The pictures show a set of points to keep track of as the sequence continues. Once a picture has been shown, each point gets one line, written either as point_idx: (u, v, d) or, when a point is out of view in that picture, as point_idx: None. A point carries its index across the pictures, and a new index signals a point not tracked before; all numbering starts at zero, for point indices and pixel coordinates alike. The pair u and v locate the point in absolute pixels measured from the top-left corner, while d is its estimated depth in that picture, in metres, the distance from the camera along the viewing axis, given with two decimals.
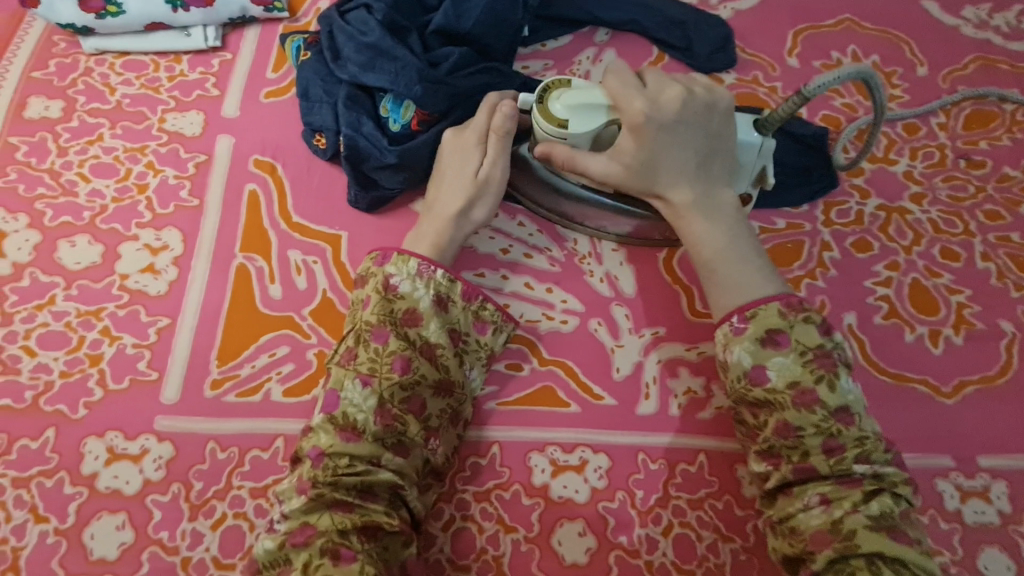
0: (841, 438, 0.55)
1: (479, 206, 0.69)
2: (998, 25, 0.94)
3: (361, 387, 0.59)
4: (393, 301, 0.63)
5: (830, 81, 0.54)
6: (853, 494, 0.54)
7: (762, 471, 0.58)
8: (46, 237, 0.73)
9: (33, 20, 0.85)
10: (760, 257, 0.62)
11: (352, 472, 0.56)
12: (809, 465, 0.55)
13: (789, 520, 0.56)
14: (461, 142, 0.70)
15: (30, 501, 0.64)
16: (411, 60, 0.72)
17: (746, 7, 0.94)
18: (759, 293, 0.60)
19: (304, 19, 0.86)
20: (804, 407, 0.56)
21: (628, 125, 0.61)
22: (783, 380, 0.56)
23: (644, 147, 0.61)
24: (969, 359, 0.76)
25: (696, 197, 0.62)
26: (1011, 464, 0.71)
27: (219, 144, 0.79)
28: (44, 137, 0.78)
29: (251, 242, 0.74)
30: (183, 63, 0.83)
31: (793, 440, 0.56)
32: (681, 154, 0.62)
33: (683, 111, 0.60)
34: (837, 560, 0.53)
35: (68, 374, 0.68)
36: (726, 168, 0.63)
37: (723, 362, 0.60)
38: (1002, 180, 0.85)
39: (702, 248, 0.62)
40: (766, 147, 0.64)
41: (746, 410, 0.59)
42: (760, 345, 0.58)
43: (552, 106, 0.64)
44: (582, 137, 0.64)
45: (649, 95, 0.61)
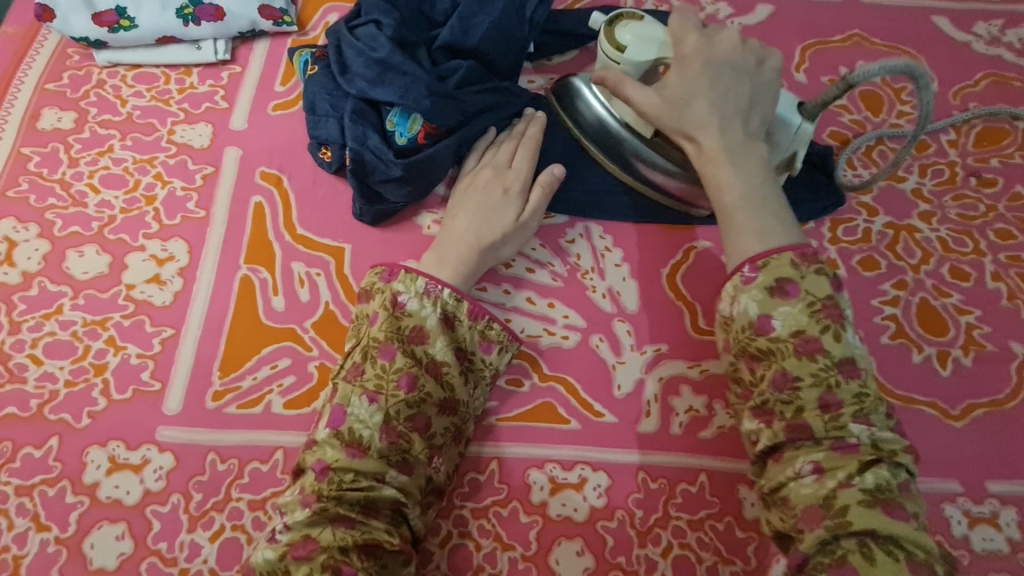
0: (837, 394, 0.54)
1: (508, 245, 0.72)
2: (1011, 41, 0.93)
3: (368, 403, 0.60)
4: (400, 318, 0.63)
5: (877, 71, 0.59)
6: (847, 464, 0.52)
7: (753, 431, 0.57)
8: (55, 247, 0.75)
9: (49, 33, 0.87)
10: (783, 210, 0.60)
11: (356, 487, 0.57)
12: (803, 423, 0.54)
13: (780, 490, 0.55)
14: (504, 184, 0.73)
15: (33, 510, 0.64)
16: (420, 75, 0.72)
17: (753, 23, 0.94)
18: (777, 242, 0.58)
19: (313, 33, 0.87)
20: (805, 355, 0.54)
21: (677, 57, 0.64)
22: (788, 329, 0.55)
23: (685, 80, 0.62)
24: (978, 381, 0.74)
25: (726, 142, 0.61)
26: (1020, 490, 0.70)
27: (226, 156, 0.80)
28: (56, 148, 0.80)
29: (255, 254, 0.75)
30: (193, 76, 0.84)
31: (788, 395, 0.55)
32: (723, 93, 0.62)
33: (732, 58, 0.63)
34: (829, 540, 0.50)
35: (73, 383, 0.69)
36: (763, 124, 0.63)
37: (728, 314, 0.58)
38: (1014, 199, 0.84)
39: (727, 191, 0.60)
40: (801, 133, 0.66)
41: (745, 365, 0.58)
42: (768, 294, 0.56)
43: (619, 31, 0.66)
44: (635, 68, 0.66)
45: (704, 39, 0.64)
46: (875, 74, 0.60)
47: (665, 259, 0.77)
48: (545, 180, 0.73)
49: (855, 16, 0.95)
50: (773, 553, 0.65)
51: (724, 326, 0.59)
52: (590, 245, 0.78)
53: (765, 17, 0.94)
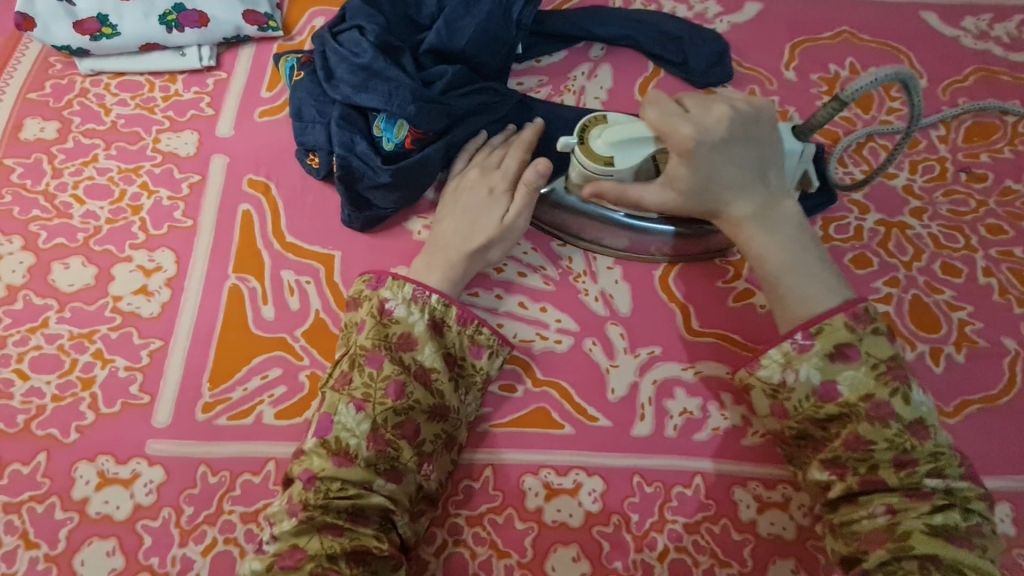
0: (914, 453, 0.52)
1: (495, 248, 0.71)
2: (999, 35, 0.93)
3: (355, 411, 0.59)
4: (388, 326, 0.63)
5: (867, 84, 0.57)
6: (920, 505, 0.51)
7: (825, 480, 0.55)
8: (40, 260, 0.74)
9: (30, 42, 0.85)
10: (825, 263, 0.59)
11: (344, 495, 0.56)
12: (878, 477, 0.53)
13: (849, 524, 0.54)
14: (489, 184, 0.72)
15: (22, 527, 0.63)
16: (405, 80, 0.71)
17: (741, 21, 0.93)
18: (824, 304, 0.57)
19: (299, 37, 0.86)
20: (878, 419, 0.53)
21: (675, 149, 0.59)
22: (855, 393, 0.54)
23: (698, 168, 0.59)
24: (971, 377, 0.74)
25: (756, 209, 0.60)
26: (1016, 486, 0.70)
27: (213, 163, 0.79)
28: (40, 158, 0.79)
29: (244, 263, 0.74)
30: (178, 83, 0.83)
31: (862, 453, 0.53)
32: (736, 171, 0.59)
33: (732, 131, 0.59)
34: (889, 561, 0.51)
35: (60, 398, 0.68)
36: (781, 180, 0.61)
37: (783, 382, 0.57)
38: (1004, 194, 0.84)
39: (766, 264, 0.59)
40: (807, 153, 0.64)
41: (814, 426, 0.56)
42: (828, 361, 0.55)
43: (595, 144, 0.62)
44: (626, 172, 0.62)
45: (696, 120, 0.59)
46: (865, 86, 0.59)
47: (658, 260, 0.77)
48: (526, 177, 0.70)
49: (843, 13, 0.95)
50: (770, 554, 0.65)
51: (774, 394, 0.58)
52: (581, 248, 0.77)
53: (753, 15, 0.94)
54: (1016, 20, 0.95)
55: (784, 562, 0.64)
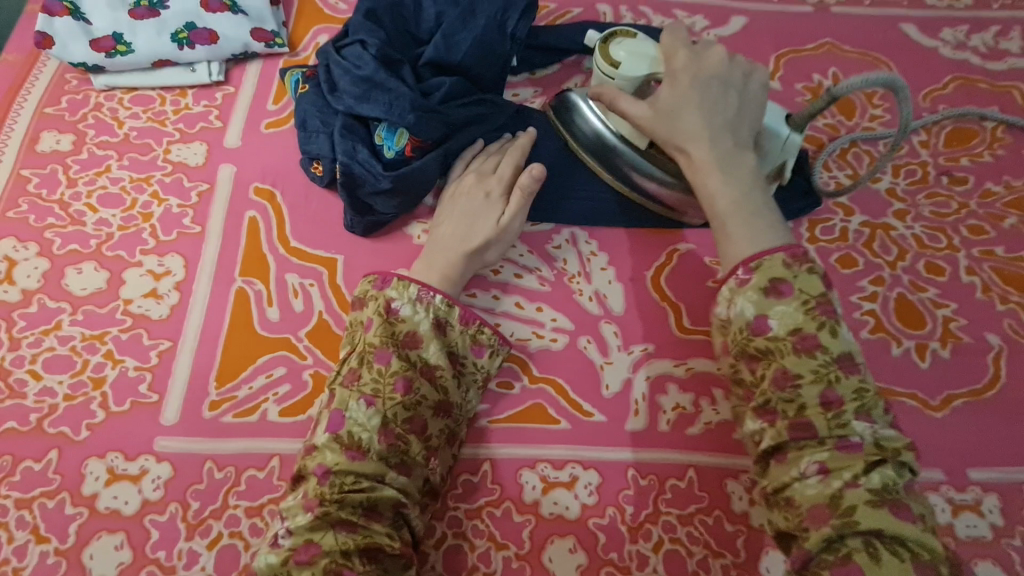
0: (838, 389, 0.53)
1: (491, 249, 0.74)
2: (976, 46, 0.97)
3: (366, 406, 0.61)
4: (394, 324, 0.65)
5: (859, 84, 0.61)
6: (854, 464, 0.51)
7: (757, 430, 0.56)
8: (54, 265, 0.76)
9: (48, 59, 0.89)
10: (775, 214, 0.60)
11: (358, 488, 0.57)
12: (807, 421, 0.53)
13: (784, 491, 0.54)
14: (486, 189, 0.75)
15: (32, 522, 0.65)
16: (404, 91, 0.75)
17: (728, 34, 0.97)
18: (769, 243, 0.58)
19: (304, 53, 0.90)
20: (804, 352, 0.54)
21: (667, 72, 0.64)
22: (785, 328, 0.55)
23: (676, 93, 0.63)
24: (957, 372, 0.76)
25: (718, 152, 0.61)
26: (1002, 477, 0.71)
27: (221, 173, 0.82)
28: (55, 169, 0.82)
29: (250, 267, 0.77)
30: (188, 97, 0.87)
31: (790, 393, 0.54)
32: (711, 107, 0.62)
33: (721, 69, 0.63)
34: (834, 538, 0.50)
35: (72, 397, 0.70)
36: (752, 136, 0.64)
37: (724, 317, 0.58)
38: (985, 196, 0.87)
39: (718, 201, 0.61)
40: (790, 143, 0.69)
41: (745, 366, 0.57)
42: (763, 295, 0.56)
43: (614, 50, 0.69)
44: (629, 82, 0.68)
45: (693, 55, 0.64)
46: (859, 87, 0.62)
47: (650, 261, 0.79)
48: (521, 181, 0.74)
49: (826, 26, 0.99)
50: (762, 545, 0.66)
51: (722, 329, 0.59)
52: (576, 250, 0.80)
53: (740, 28, 0.98)
54: (993, 31, 0.98)
55: (777, 552, 0.66)
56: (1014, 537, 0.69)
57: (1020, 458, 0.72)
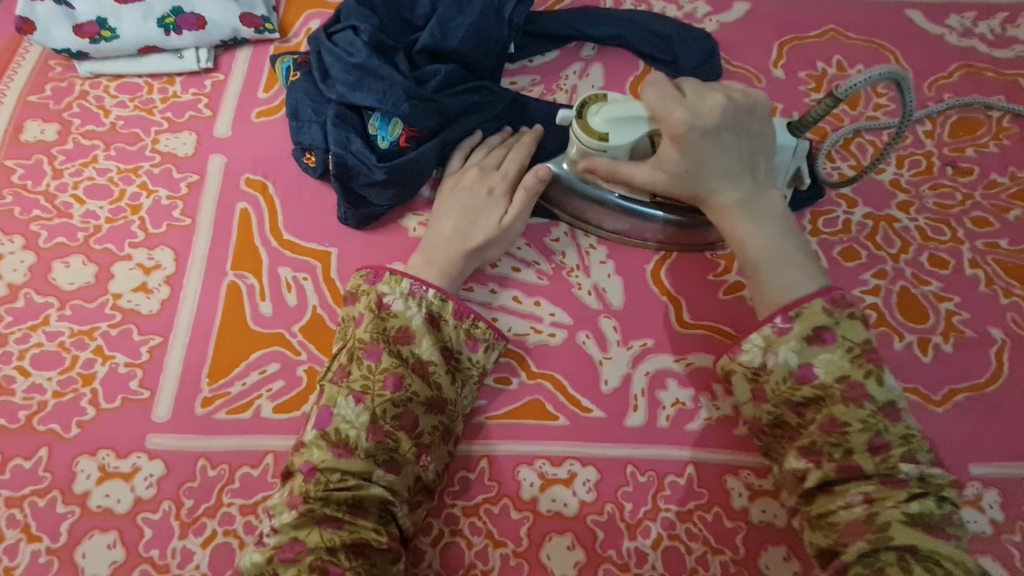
0: (887, 436, 0.53)
1: (492, 248, 0.72)
2: (983, 32, 0.95)
3: (354, 403, 0.60)
4: (386, 319, 0.64)
5: (863, 82, 0.59)
6: (898, 494, 0.51)
7: (801, 468, 0.55)
8: (41, 258, 0.75)
9: (30, 45, 0.87)
10: (808, 254, 0.60)
11: (343, 486, 0.57)
12: (854, 463, 0.53)
13: (827, 516, 0.54)
14: (488, 185, 0.73)
15: (23, 521, 0.64)
16: (398, 79, 0.73)
17: (730, 20, 0.95)
18: (804, 290, 0.57)
19: (295, 39, 0.88)
20: (853, 401, 0.54)
21: (668, 132, 0.60)
22: (832, 376, 0.54)
23: (687, 152, 0.60)
24: (959, 366, 0.76)
25: (741, 203, 0.60)
26: (1003, 472, 0.71)
27: (211, 163, 0.80)
28: (40, 159, 0.80)
29: (242, 260, 0.75)
30: (176, 85, 0.85)
31: (837, 437, 0.53)
32: (725, 158, 0.60)
33: (724, 118, 0.60)
34: (868, 554, 0.50)
35: (61, 394, 0.69)
36: (769, 171, 0.62)
37: (763, 365, 0.57)
38: (990, 187, 0.85)
39: (749, 251, 0.60)
40: (800, 148, 0.67)
41: (789, 410, 0.56)
42: (805, 343, 0.56)
43: (592, 120, 0.64)
44: (622, 150, 0.64)
45: (690, 105, 0.60)
46: (862, 85, 0.60)
47: (650, 255, 0.78)
48: (526, 182, 0.72)
49: (830, 12, 0.97)
50: (761, 542, 0.66)
51: (756, 377, 0.58)
52: (574, 243, 0.79)
53: (742, 14, 0.96)
54: (1000, 17, 0.96)
55: (776, 549, 0.65)
56: (1014, 533, 0.69)
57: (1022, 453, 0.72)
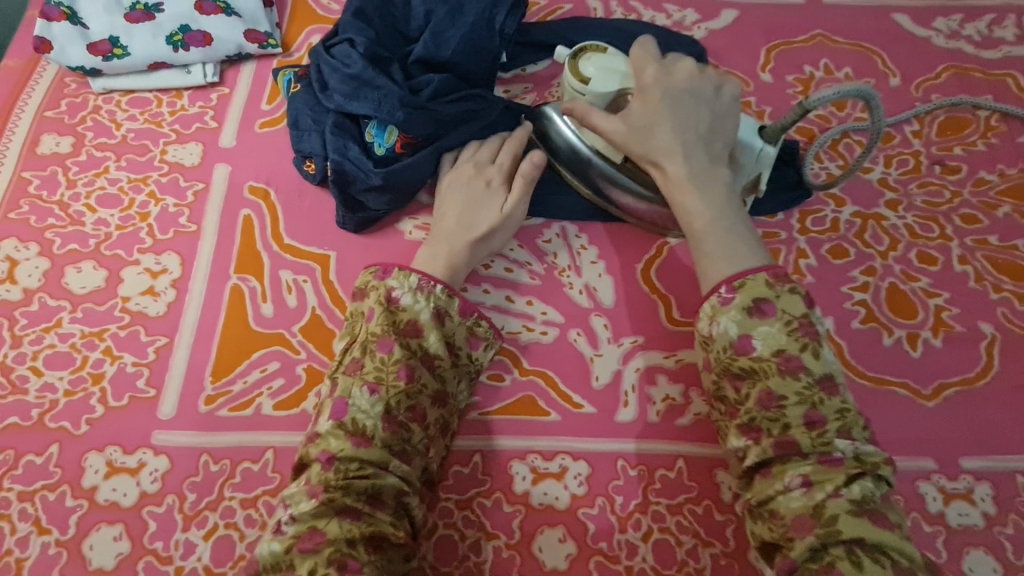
0: (822, 410, 0.54)
1: (496, 236, 0.75)
2: (970, 34, 0.97)
3: (368, 394, 0.61)
4: (396, 313, 0.66)
5: (830, 96, 0.61)
6: (835, 477, 0.52)
7: (741, 448, 0.56)
8: (54, 264, 0.78)
9: (48, 64, 0.91)
10: (748, 232, 0.61)
11: (362, 475, 0.58)
12: (790, 440, 0.54)
13: (768, 504, 0.54)
14: (485, 177, 0.76)
15: (34, 514, 0.67)
16: (393, 88, 0.76)
17: (719, 27, 0.98)
18: (742, 262, 0.58)
19: (297, 53, 0.91)
20: (788, 373, 0.55)
21: (637, 88, 0.66)
22: (769, 349, 0.55)
23: (648, 108, 0.64)
24: (949, 361, 0.76)
25: (690, 168, 0.63)
26: (994, 466, 0.71)
27: (216, 172, 0.84)
28: (55, 171, 0.84)
29: (245, 264, 0.78)
30: (184, 98, 0.89)
31: (774, 412, 0.54)
32: (682, 122, 0.64)
33: (691, 86, 0.65)
34: (817, 548, 0.50)
35: (72, 392, 0.72)
36: (726, 150, 0.65)
37: (708, 334, 0.58)
38: (978, 184, 0.86)
39: (692, 217, 0.62)
40: (766, 155, 0.68)
41: (728, 384, 0.57)
42: (746, 314, 0.56)
43: (582, 65, 0.69)
44: (600, 97, 0.68)
45: (663, 70, 0.66)
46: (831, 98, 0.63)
47: (640, 255, 0.80)
48: (523, 168, 0.75)
49: (818, 17, 0.99)
50: (752, 534, 0.66)
51: (704, 345, 0.59)
52: (566, 244, 0.81)
53: (730, 21, 0.98)
54: (986, 20, 0.98)
55: None
56: (1006, 526, 0.69)
57: (1012, 447, 0.72)
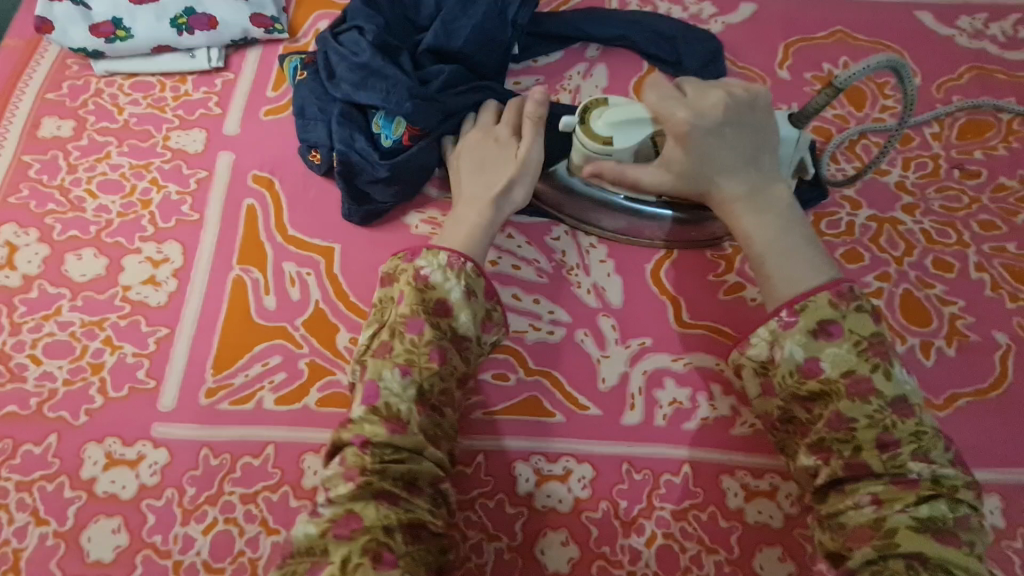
0: (895, 433, 0.52)
1: (519, 185, 0.70)
2: (994, 34, 0.94)
3: (400, 375, 0.58)
4: (425, 292, 0.61)
5: (863, 70, 0.59)
6: (906, 496, 0.50)
7: (810, 465, 0.55)
8: (54, 251, 0.77)
9: (49, 45, 0.89)
10: (814, 246, 0.59)
11: (398, 460, 0.55)
12: (861, 461, 0.52)
13: (836, 516, 0.53)
14: (494, 136, 0.74)
15: (32, 504, 0.66)
16: (401, 78, 0.74)
17: (736, 21, 0.95)
18: (812, 283, 0.56)
19: (303, 39, 0.89)
20: (859, 396, 0.53)
21: (671, 132, 0.62)
22: (838, 370, 0.54)
23: (691, 151, 0.61)
24: (963, 371, 0.75)
25: (745, 197, 0.61)
26: (1005, 479, 0.70)
27: (220, 160, 0.82)
28: (56, 155, 0.82)
29: (248, 254, 0.77)
30: (188, 83, 0.87)
31: (844, 433, 0.53)
32: (728, 152, 0.61)
33: (726, 114, 0.61)
34: (874, 560, 0.49)
35: (71, 382, 0.71)
36: (774, 164, 0.62)
37: (770, 359, 0.57)
38: (998, 190, 0.84)
39: (753, 244, 0.60)
40: (802, 140, 0.67)
41: (798, 406, 0.56)
42: (811, 336, 0.55)
43: (596, 125, 0.66)
44: (626, 152, 0.65)
45: (691, 104, 0.62)
46: (862, 73, 0.60)
47: (649, 255, 0.78)
48: (527, 110, 0.72)
49: (838, 13, 0.96)
50: (756, 542, 0.66)
51: (763, 370, 0.58)
52: (575, 242, 0.79)
53: (748, 15, 0.96)
54: (1012, 19, 0.95)
55: (771, 549, 0.65)
56: (1015, 540, 0.68)
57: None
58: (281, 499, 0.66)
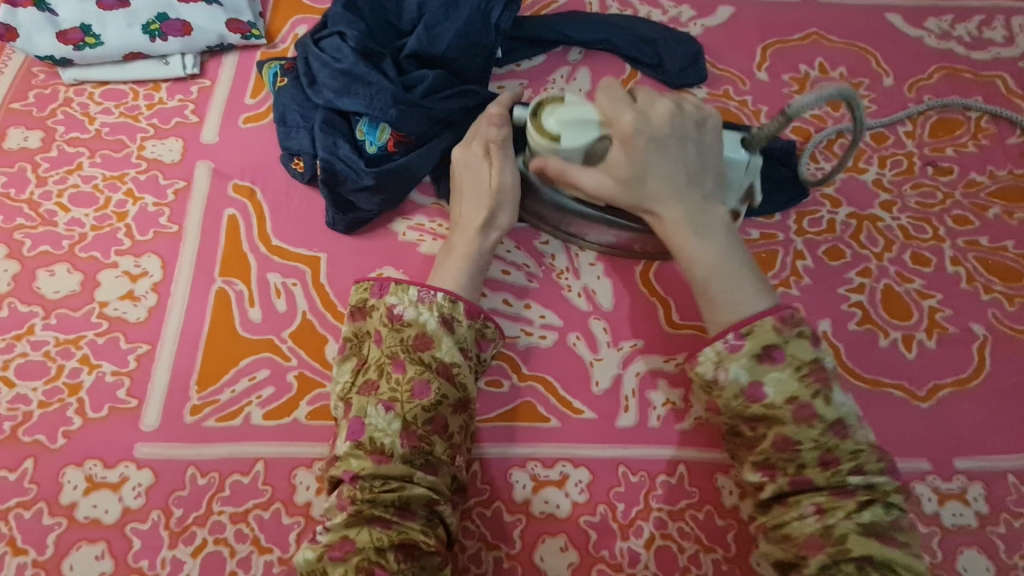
0: (836, 452, 0.52)
1: (501, 212, 0.70)
2: (960, 35, 0.97)
3: (384, 411, 0.56)
4: (401, 329, 0.60)
5: (813, 102, 0.57)
6: (846, 504, 0.51)
7: (755, 480, 0.55)
8: (24, 268, 0.74)
9: (13, 52, 0.86)
10: (753, 272, 0.58)
11: (387, 489, 0.54)
12: (805, 477, 0.53)
13: (782, 527, 0.53)
14: (468, 157, 0.72)
15: (9, 534, 0.63)
16: (386, 84, 0.73)
17: (715, 24, 0.96)
18: (755, 309, 0.56)
19: (282, 45, 0.88)
20: (803, 421, 0.53)
21: (618, 136, 0.61)
22: (781, 396, 0.53)
23: (635, 157, 0.60)
24: (942, 362, 0.77)
25: (687, 213, 0.60)
26: (986, 465, 0.72)
27: (198, 169, 0.80)
28: (24, 167, 0.79)
29: (230, 267, 0.75)
30: (163, 91, 0.84)
31: (790, 454, 0.53)
32: (671, 167, 0.60)
33: (670, 127, 0.61)
34: (827, 568, 0.50)
35: (46, 404, 0.68)
36: (716, 184, 0.62)
37: (715, 380, 0.55)
38: (970, 186, 0.87)
39: (696, 267, 0.59)
40: (753, 164, 0.67)
41: (743, 424, 0.55)
42: (756, 361, 0.54)
43: (546, 121, 0.64)
44: (574, 152, 0.63)
45: (639, 111, 0.61)
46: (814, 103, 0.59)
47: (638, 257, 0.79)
48: (488, 134, 0.71)
49: (812, 15, 0.98)
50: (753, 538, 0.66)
51: (707, 390, 0.57)
52: (564, 245, 0.79)
53: (726, 18, 0.97)
54: (976, 21, 0.98)
55: None
56: (998, 525, 0.70)
57: (1001, 447, 0.73)
58: (273, 516, 0.65)
